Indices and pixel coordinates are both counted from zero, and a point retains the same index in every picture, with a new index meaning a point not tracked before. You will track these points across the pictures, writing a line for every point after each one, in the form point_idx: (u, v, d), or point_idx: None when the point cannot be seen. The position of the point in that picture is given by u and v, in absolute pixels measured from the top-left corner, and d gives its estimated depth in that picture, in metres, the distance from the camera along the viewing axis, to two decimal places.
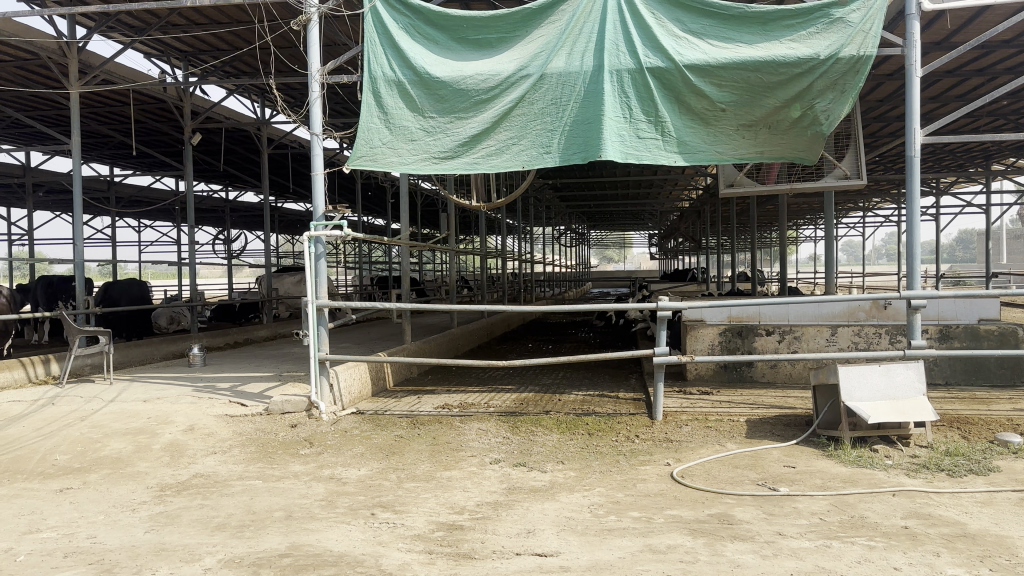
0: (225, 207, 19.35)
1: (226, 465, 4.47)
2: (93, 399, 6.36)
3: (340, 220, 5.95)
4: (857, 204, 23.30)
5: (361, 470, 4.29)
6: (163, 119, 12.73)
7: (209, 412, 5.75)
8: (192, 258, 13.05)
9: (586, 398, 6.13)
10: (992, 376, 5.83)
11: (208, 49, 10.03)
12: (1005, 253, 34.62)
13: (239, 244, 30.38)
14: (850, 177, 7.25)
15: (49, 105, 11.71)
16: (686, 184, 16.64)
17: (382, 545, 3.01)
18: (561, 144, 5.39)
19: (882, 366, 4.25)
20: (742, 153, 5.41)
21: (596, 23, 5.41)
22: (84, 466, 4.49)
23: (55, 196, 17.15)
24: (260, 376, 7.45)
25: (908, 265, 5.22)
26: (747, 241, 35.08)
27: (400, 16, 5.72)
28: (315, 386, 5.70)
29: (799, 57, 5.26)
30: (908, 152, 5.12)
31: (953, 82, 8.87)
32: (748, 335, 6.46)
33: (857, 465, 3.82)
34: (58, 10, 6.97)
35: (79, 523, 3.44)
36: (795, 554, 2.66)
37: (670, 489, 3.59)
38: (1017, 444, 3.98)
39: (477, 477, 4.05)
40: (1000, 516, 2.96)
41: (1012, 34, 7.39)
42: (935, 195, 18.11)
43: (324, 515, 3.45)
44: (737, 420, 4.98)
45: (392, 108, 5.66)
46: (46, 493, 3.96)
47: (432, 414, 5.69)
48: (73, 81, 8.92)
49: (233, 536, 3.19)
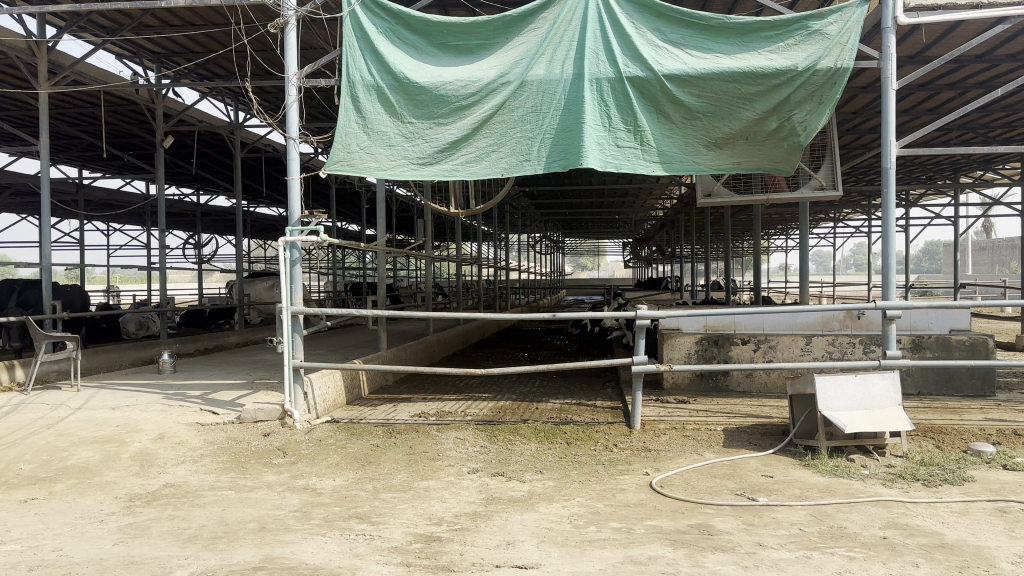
0: (198, 211, 18.97)
1: (197, 475, 4.34)
2: (59, 407, 6.15)
3: (316, 226, 5.79)
4: (828, 215, 23.72)
5: (336, 481, 4.19)
6: (134, 122, 12.47)
7: (179, 421, 5.58)
8: (162, 263, 12.46)
9: (564, 407, 6.11)
10: (963, 386, 5.96)
11: (181, 51, 9.83)
12: (971, 264, 35.45)
13: (211, 249, 29.87)
14: (825, 188, 7.37)
15: (17, 106, 11.38)
16: (663, 193, 16.80)
17: (358, 558, 2.93)
18: (542, 152, 5.38)
19: (858, 376, 4.28)
20: (720, 163, 5.47)
21: (576, 31, 5.42)
22: (50, 476, 4.31)
23: (20, 198, 16.65)
24: (232, 383, 7.29)
25: (884, 276, 5.28)
26: (722, 250, 35.56)
27: (379, 20, 5.67)
28: (289, 394, 5.59)
29: (778, 68, 5.33)
30: (883, 163, 5.20)
31: (925, 96, 9.12)
32: (724, 344, 6.54)
33: (834, 474, 3.85)
34: (28, 9, 6.76)
35: (44, 535, 3.30)
36: (776, 566, 2.65)
37: (649, 500, 3.57)
38: (990, 453, 4.04)
39: (455, 487, 3.99)
40: (976, 526, 3.00)
41: (984, 49, 7.60)
42: (905, 207, 18.50)
43: (298, 527, 3.36)
44: (715, 429, 4.99)
45: (370, 113, 5.60)
46: (9, 503, 3.80)
47: (409, 423, 5.60)
48: (43, 81, 8.64)
49: (205, 548, 3.08)
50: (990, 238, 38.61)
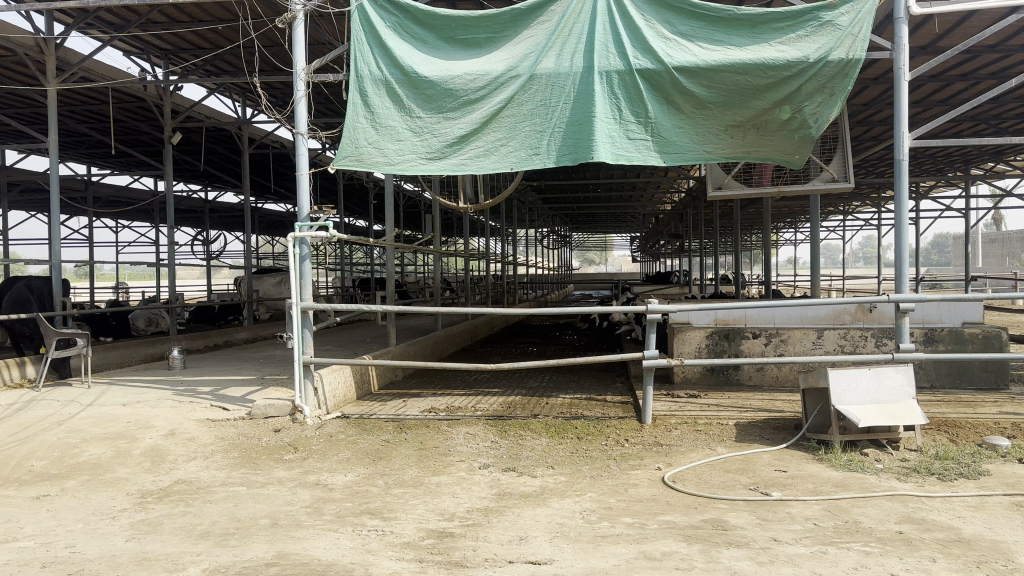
0: (205, 207, 18.94)
1: (209, 471, 4.37)
2: (70, 404, 6.19)
3: (326, 221, 5.78)
4: (837, 207, 23.60)
5: (347, 476, 4.20)
6: (142, 118, 12.52)
7: (190, 417, 5.61)
8: (170, 259, 12.44)
9: (573, 402, 6.09)
10: (977, 379, 5.90)
11: (189, 46, 9.86)
12: (981, 256, 35.07)
13: (218, 246, 29.94)
14: (837, 180, 7.28)
15: (25, 103, 11.40)
16: (670, 187, 16.78)
17: (371, 554, 2.94)
18: (551, 145, 5.37)
19: (873, 370, 4.25)
20: (731, 154, 5.43)
21: (586, 23, 5.38)
22: (61, 472, 4.34)
23: (29, 196, 16.72)
24: (241, 379, 7.31)
25: (897, 269, 5.24)
26: (729, 243, 35.48)
27: (387, 14, 5.65)
28: (299, 390, 5.62)
29: (789, 60, 5.27)
30: (896, 155, 5.15)
31: (936, 87, 9.04)
32: (735, 338, 6.49)
33: (848, 468, 3.82)
34: (36, 6, 6.69)
35: (57, 531, 3.33)
36: (790, 561, 2.63)
37: (662, 494, 3.55)
38: (1005, 447, 4.01)
39: (466, 482, 3.99)
40: (994, 521, 2.97)
41: (997, 39, 7.52)
42: (915, 200, 18.35)
43: (310, 522, 3.37)
44: (726, 424, 4.97)
45: (379, 108, 5.57)
46: (22, 500, 3.82)
47: (419, 419, 5.60)
48: (51, 79, 8.67)
49: (217, 544, 3.09)
50: (1000, 231, 38.34)
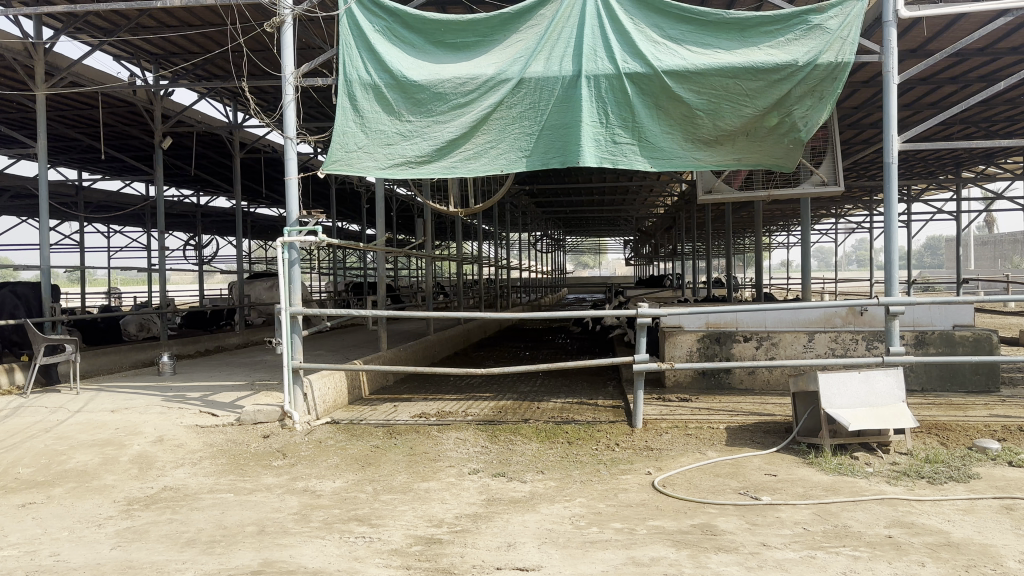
0: (197, 212, 18.85)
1: (196, 478, 4.32)
2: (58, 410, 6.12)
3: (315, 226, 5.73)
4: (829, 211, 23.72)
5: (336, 482, 4.16)
6: (132, 123, 12.44)
7: (179, 423, 5.55)
8: (161, 264, 12.38)
9: (565, 406, 6.06)
10: (968, 382, 5.92)
11: (179, 51, 9.82)
12: (973, 260, 35.29)
13: (211, 249, 29.81)
14: (827, 184, 7.34)
15: (15, 107, 11.33)
16: (663, 190, 16.81)
17: (358, 561, 2.90)
18: (539, 149, 5.35)
19: (861, 373, 4.24)
20: (719, 159, 5.44)
21: (574, 27, 5.38)
22: (47, 480, 4.28)
23: (19, 201, 16.58)
24: (232, 385, 7.25)
25: (887, 272, 5.24)
26: (722, 247, 35.56)
27: (376, 18, 5.63)
28: (289, 396, 5.55)
29: (778, 63, 5.27)
30: (885, 158, 5.14)
31: (926, 90, 9.08)
32: (726, 341, 6.52)
33: (838, 472, 3.81)
34: (25, 10, 6.62)
35: (41, 539, 3.28)
36: (779, 566, 2.62)
37: (652, 499, 3.53)
38: (995, 450, 4.01)
39: (455, 488, 3.96)
40: (983, 524, 2.96)
41: (984, 42, 7.58)
42: (907, 202, 18.44)
43: (296, 530, 3.33)
44: (717, 427, 4.96)
45: (368, 112, 5.56)
46: (6, 508, 3.77)
47: (409, 424, 5.55)
48: (40, 84, 8.61)
49: (203, 552, 3.05)
50: (991, 234, 38.60)
